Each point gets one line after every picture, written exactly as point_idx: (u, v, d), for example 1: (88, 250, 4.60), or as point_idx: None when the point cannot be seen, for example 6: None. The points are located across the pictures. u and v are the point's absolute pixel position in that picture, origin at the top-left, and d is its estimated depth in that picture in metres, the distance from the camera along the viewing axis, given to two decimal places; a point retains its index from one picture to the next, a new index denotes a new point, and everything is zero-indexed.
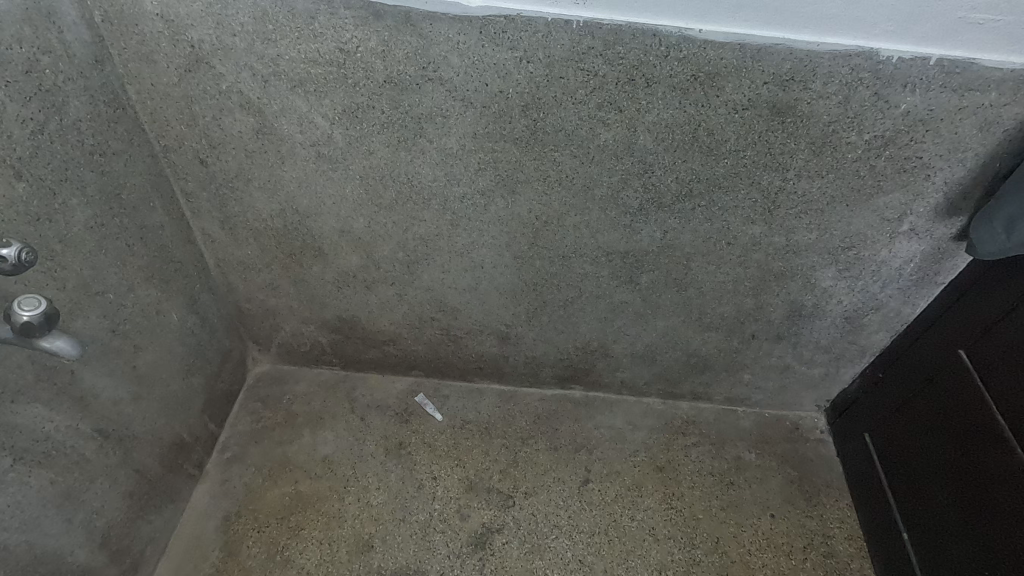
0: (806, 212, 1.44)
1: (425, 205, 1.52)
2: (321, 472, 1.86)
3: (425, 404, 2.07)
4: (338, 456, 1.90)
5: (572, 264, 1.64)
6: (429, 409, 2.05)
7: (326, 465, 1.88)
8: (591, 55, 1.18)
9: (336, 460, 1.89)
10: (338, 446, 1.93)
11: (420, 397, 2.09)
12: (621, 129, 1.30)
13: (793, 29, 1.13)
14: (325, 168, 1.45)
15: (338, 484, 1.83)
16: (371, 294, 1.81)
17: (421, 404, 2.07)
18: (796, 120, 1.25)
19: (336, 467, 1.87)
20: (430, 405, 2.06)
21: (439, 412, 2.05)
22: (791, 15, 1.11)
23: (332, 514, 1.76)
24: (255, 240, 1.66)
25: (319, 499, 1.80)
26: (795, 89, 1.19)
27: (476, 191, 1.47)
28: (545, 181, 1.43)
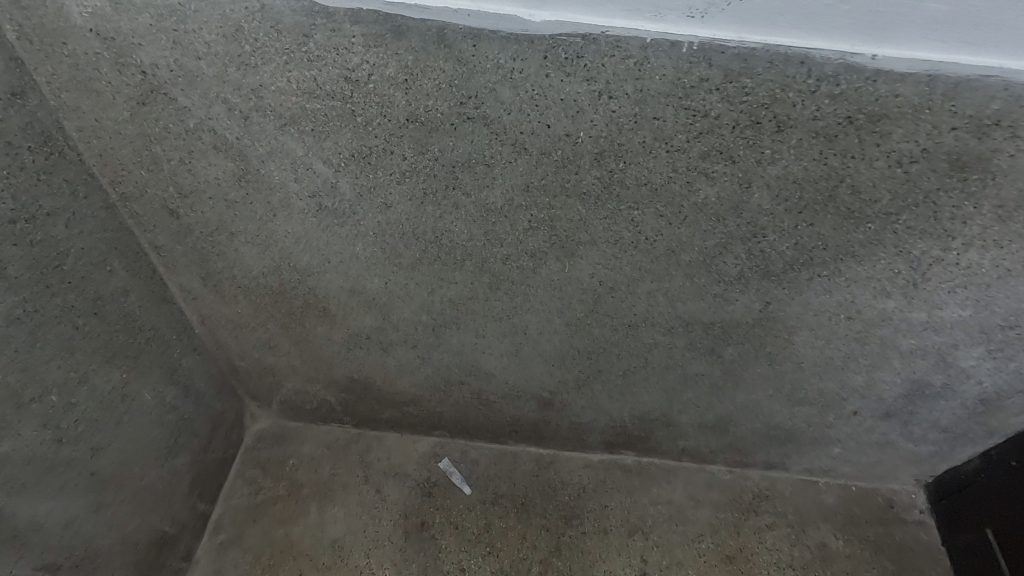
0: (966, 286, 1.07)
1: (458, 266, 1.18)
2: (329, 565, 1.58)
3: (451, 473, 1.77)
4: (349, 544, 1.61)
5: (640, 333, 1.30)
6: (456, 479, 1.75)
7: (335, 554, 1.59)
8: (704, 89, 0.82)
9: (347, 550, 1.61)
10: (349, 530, 1.64)
11: (445, 463, 1.79)
12: (730, 184, 0.95)
13: (1014, 53, 0.76)
14: (329, 222, 1.12)
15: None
16: (387, 356, 1.49)
17: (446, 472, 1.77)
18: (986, 177, 0.88)
19: (346, 559, 1.59)
20: (457, 474, 1.76)
21: (466, 484, 1.75)
22: (1019, 35, 0.74)
23: None
24: (245, 297, 1.35)
25: None
26: (996, 137, 0.83)
27: (523, 253, 1.13)
28: (616, 243, 1.08)
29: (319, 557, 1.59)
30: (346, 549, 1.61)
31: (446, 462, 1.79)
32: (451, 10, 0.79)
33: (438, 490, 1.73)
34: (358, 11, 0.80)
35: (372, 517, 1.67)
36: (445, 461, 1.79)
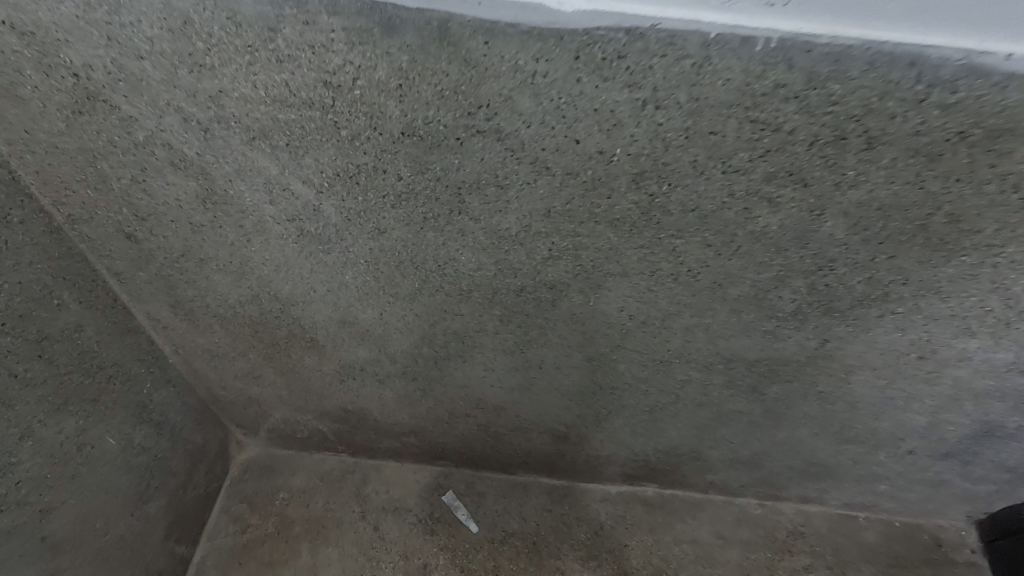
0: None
1: (464, 298, 1.02)
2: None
3: (455, 508, 1.61)
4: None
5: (672, 369, 1.14)
6: (460, 515, 1.60)
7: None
8: (778, 98, 0.64)
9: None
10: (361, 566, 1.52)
11: (448, 497, 1.63)
12: (798, 211, 0.77)
13: None
14: (313, 249, 0.95)
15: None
16: (384, 388, 1.33)
17: (450, 507, 1.62)
18: None
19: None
20: (462, 509, 1.61)
21: (472, 520, 1.59)
22: None
23: None
24: (222, 327, 1.19)
25: None
26: None
27: (541, 284, 0.96)
28: (651, 274, 0.92)
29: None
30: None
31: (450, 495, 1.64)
32: None
33: (441, 527, 1.58)
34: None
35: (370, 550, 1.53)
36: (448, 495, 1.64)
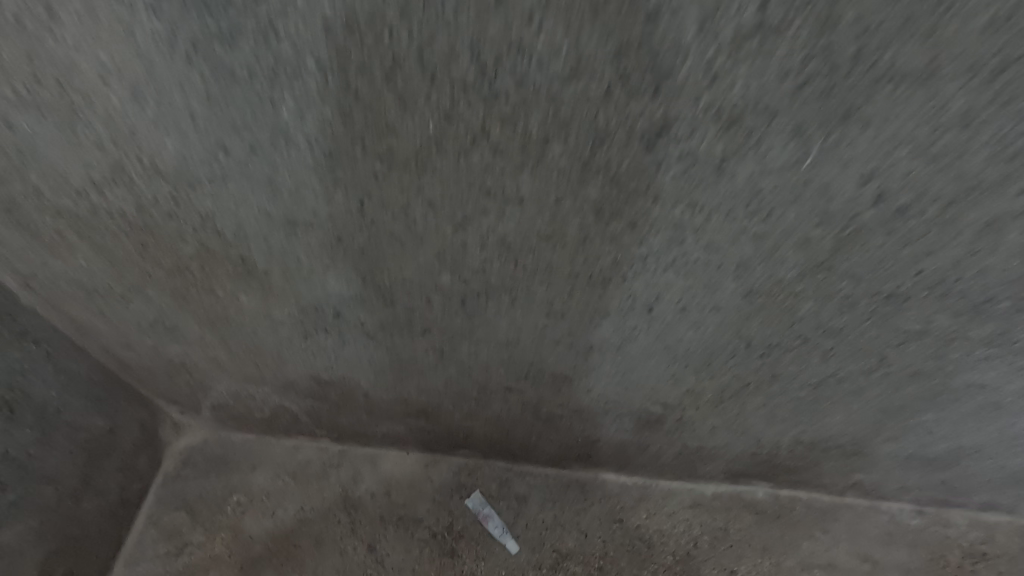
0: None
1: (531, 159, 0.49)
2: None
3: (486, 517, 1.12)
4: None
5: (901, 312, 0.62)
6: (493, 528, 1.11)
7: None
8: None
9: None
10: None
11: (474, 501, 1.14)
12: None
13: None
14: (200, 36, 0.43)
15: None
16: (375, 346, 0.82)
17: (478, 517, 1.12)
18: None
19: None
20: (495, 521, 1.12)
21: (510, 537, 1.10)
22: None
23: None
24: (84, 240, 0.67)
25: None
26: None
27: (707, 111, 0.43)
28: (991, 75, 0.38)
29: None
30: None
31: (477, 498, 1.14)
32: None
33: (468, 547, 1.09)
34: None
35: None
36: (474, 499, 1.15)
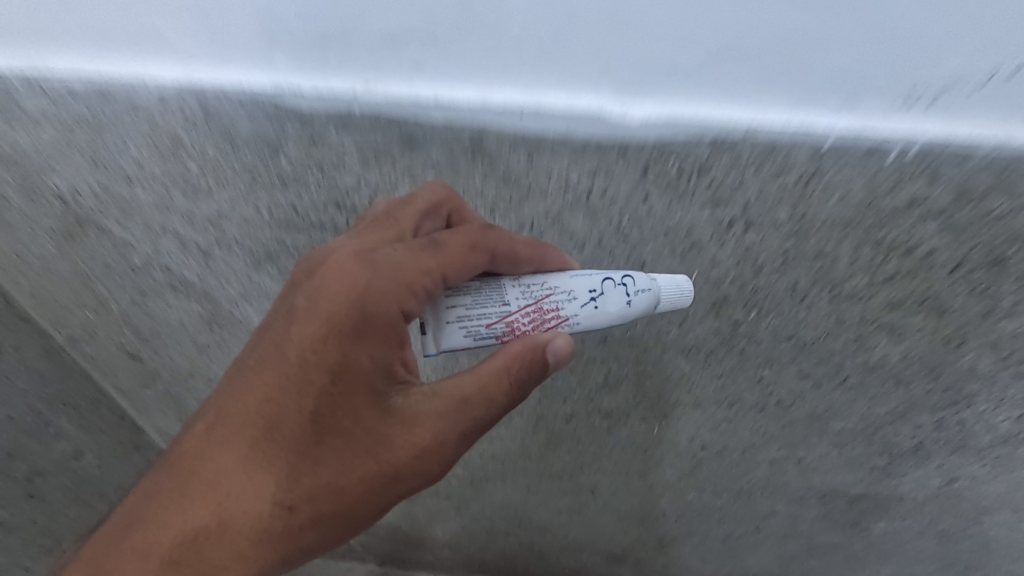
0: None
1: (503, 423, 0.87)
2: (272, 445, 0.56)
3: (556, 322, 0.56)
4: (451, 273, 0.54)
5: (755, 501, 0.93)
6: (623, 287, 0.57)
7: (355, 317, 0.54)
8: (914, 213, 0.48)
9: (413, 311, 0.54)
10: (527, 251, 0.56)
11: (460, 306, 0.55)
12: (928, 340, 0.60)
13: None
14: None
15: (296, 518, 0.56)
16: (413, 504, 1.16)
17: (506, 293, 0.56)
18: None
19: (391, 394, 0.56)
20: (567, 288, 0.56)
21: (647, 276, 0.57)
22: None
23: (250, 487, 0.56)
24: None
25: (257, 435, 0.56)
26: None
27: (595, 411, 0.80)
28: (730, 405, 0.74)
29: (316, 324, 0.54)
30: (409, 315, 0.54)
31: (454, 305, 0.55)
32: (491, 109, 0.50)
33: (523, 335, 0.56)
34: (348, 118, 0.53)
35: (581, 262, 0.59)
36: (459, 308, 0.55)
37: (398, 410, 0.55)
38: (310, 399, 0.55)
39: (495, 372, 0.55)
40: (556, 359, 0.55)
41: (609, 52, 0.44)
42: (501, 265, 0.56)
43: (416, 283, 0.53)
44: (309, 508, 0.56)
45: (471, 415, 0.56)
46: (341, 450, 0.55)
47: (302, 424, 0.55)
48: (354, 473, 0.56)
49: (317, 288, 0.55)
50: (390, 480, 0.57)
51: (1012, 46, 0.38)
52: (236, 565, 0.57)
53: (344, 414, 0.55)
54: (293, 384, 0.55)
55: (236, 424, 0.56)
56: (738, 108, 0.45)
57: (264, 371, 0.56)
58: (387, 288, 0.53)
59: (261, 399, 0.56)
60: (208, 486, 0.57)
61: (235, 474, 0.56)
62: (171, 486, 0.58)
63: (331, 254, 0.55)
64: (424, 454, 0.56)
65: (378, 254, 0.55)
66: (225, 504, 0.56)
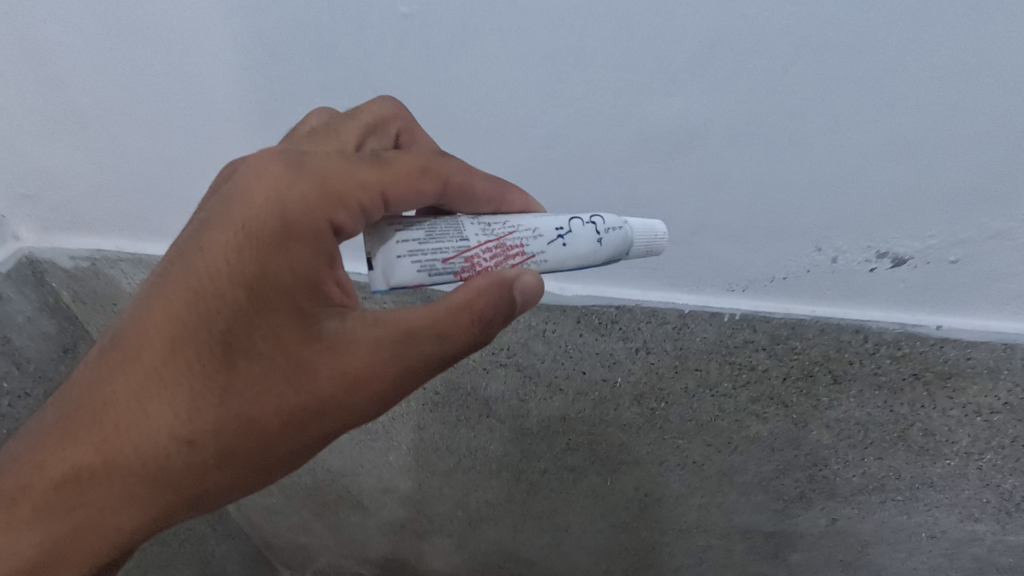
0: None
1: (493, 476, 1.12)
2: (185, 370, 0.57)
3: (520, 259, 0.58)
4: (392, 190, 0.57)
5: (693, 536, 1.17)
6: (592, 225, 0.59)
7: (276, 228, 0.54)
8: (750, 349, 0.76)
9: (343, 223, 0.55)
10: (490, 186, 0.60)
11: (411, 241, 0.56)
12: (784, 423, 0.87)
13: None
14: (362, 438, 1.11)
15: (207, 450, 0.59)
16: (422, 541, 1.38)
17: (465, 229, 0.58)
18: None
19: (317, 320, 0.56)
20: (531, 226, 0.59)
21: (618, 218, 0.61)
22: None
23: (171, 409, 0.57)
24: (278, 489, 1.29)
25: (176, 357, 0.57)
26: None
27: (562, 467, 1.06)
28: (661, 465, 1.00)
29: (238, 238, 0.55)
30: (337, 225, 0.55)
31: (405, 238, 0.56)
32: None
33: (483, 269, 0.57)
34: None
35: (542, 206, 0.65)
36: (411, 242, 0.56)
37: (328, 335, 0.55)
38: (229, 318, 0.56)
39: (456, 311, 0.55)
40: (523, 298, 0.55)
41: None
42: (453, 198, 0.60)
43: (352, 198, 0.55)
44: (217, 438, 0.58)
45: (415, 352, 0.56)
46: (258, 380, 0.56)
47: (223, 338, 0.56)
48: (271, 401, 0.57)
49: (244, 201, 0.55)
50: (317, 407, 0.57)
51: (775, 267, 0.68)
52: (136, 516, 0.62)
53: (263, 336, 0.55)
54: (215, 299, 0.55)
55: (153, 334, 0.57)
56: (628, 290, 0.76)
57: (192, 293, 0.56)
58: (315, 202, 0.54)
59: (182, 310, 0.56)
60: (128, 405, 0.58)
61: (157, 377, 0.57)
62: (82, 419, 0.60)
63: (253, 164, 0.56)
64: (348, 378, 0.56)
65: (307, 161, 0.56)
66: (135, 430, 0.58)
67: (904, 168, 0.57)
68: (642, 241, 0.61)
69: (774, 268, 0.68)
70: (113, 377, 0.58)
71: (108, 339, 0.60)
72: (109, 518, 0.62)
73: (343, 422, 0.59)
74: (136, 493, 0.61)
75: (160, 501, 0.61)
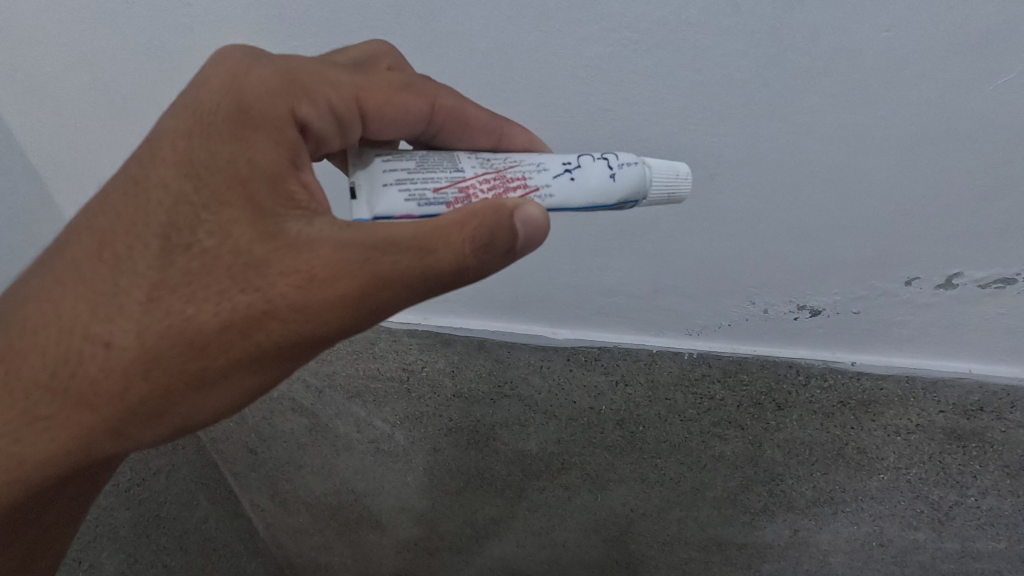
0: (1001, 492, 0.91)
1: (498, 494, 1.28)
2: (121, 262, 0.54)
3: (523, 190, 0.57)
4: (365, 97, 0.61)
5: (676, 551, 1.29)
6: (603, 161, 0.59)
7: (237, 112, 0.54)
8: (707, 380, 0.96)
9: (308, 117, 0.57)
10: (472, 106, 0.66)
11: (401, 170, 0.57)
12: (742, 443, 1.02)
13: (955, 357, 0.84)
14: (384, 460, 1.28)
15: (125, 357, 0.53)
16: (434, 559, 1.51)
17: (461, 162, 0.59)
18: (984, 448, 0.88)
19: (272, 214, 0.52)
20: (536, 162, 0.59)
21: (634, 155, 0.60)
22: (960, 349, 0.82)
23: (100, 309, 0.54)
24: (306, 509, 1.44)
25: (114, 252, 0.54)
26: (983, 417, 0.85)
27: (558, 484, 1.22)
28: (643, 481, 1.15)
29: (197, 127, 0.54)
30: (301, 118, 0.57)
31: (397, 168, 0.57)
32: (489, 328, 1.04)
33: (478, 197, 0.56)
34: (416, 329, 1.08)
35: (546, 149, 0.68)
36: (400, 172, 0.57)
37: (289, 234, 0.51)
38: (173, 210, 0.53)
39: (447, 226, 0.50)
40: (525, 228, 0.52)
41: (543, 315, 1.00)
42: (443, 117, 0.66)
43: (319, 94, 0.58)
44: (138, 343, 0.53)
45: (391, 263, 0.49)
46: (195, 276, 0.52)
47: (167, 229, 0.53)
48: (208, 304, 0.52)
49: (204, 91, 0.55)
50: (258, 310, 0.51)
51: (719, 316, 0.89)
52: (63, 442, 0.57)
53: (209, 229, 0.53)
54: (167, 189, 0.54)
55: (95, 228, 0.55)
56: (608, 334, 0.98)
57: (141, 186, 0.55)
58: (279, 89, 0.56)
59: (128, 202, 0.55)
60: (63, 307, 0.55)
61: (91, 274, 0.54)
62: (15, 322, 0.57)
63: (218, 59, 0.57)
64: (293, 272, 0.50)
65: (275, 57, 0.58)
66: (70, 335, 0.55)
67: (807, 245, 0.77)
68: (659, 180, 0.60)
69: (719, 317, 0.90)
70: (51, 279, 0.56)
71: (55, 244, 0.59)
72: (15, 439, 0.58)
73: (285, 341, 0.52)
74: (49, 411, 0.56)
75: (69, 425, 0.56)
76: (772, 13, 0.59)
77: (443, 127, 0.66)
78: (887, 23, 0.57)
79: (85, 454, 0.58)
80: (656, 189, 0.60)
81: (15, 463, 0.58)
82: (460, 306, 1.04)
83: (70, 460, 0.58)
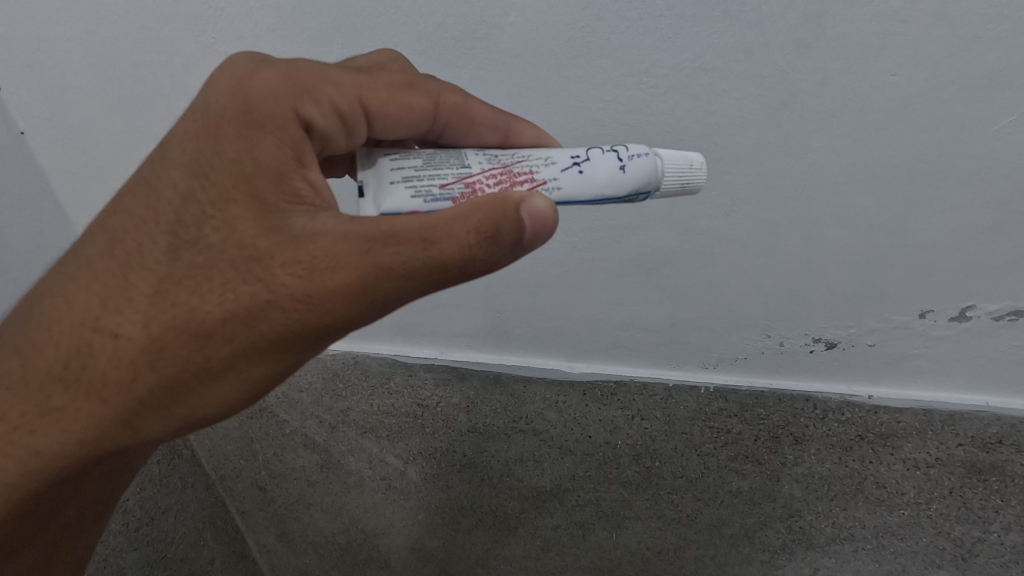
0: None
1: (510, 533, 1.25)
2: (131, 258, 0.55)
3: (530, 183, 0.58)
4: (368, 96, 0.62)
5: None
6: (614, 153, 0.59)
7: (242, 113, 0.55)
8: (723, 415, 0.96)
9: (311, 117, 0.57)
10: (477, 105, 0.68)
11: (408, 168, 0.58)
12: (760, 479, 1.01)
13: (969, 388, 0.85)
14: (395, 497, 1.26)
15: (132, 348, 0.54)
16: None
17: (468, 159, 0.60)
18: (1006, 483, 0.87)
19: (275, 210, 0.52)
20: (544, 156, 0.60)
21: (644, 148, 0.61)
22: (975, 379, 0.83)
23: (110, 302, 0.55)
24: (314, 550, 1.41)
25: (125, 246, 0.55)
26: (1002, 450, 0.85)
27: (572, 522, 1.19)
28: (659, 518, 1.12)
29: (205, 129, 0.56)
30: (304, 118, 0.57)
31: (405, 167, 0.58)
32: (505, 362, 1.05)
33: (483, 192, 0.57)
34: (432, 364, 1.09)
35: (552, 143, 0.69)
36: (407, 170, 0.58)
37: (292, 229, 0.52)
38: (182, 207, 0.55)
39: (450, 219, 0.50)
40: (532, 223, 0.50)
41: (559, 350, 1.01)
42: (448, 116, 0.68)
43: (322, 94, 0.58)
44: (145, 334, 0.53)
45: (393, 255, 0.50)
46: (201, 270, 0.53)
47: (174, 225, 0.54)
48: (212, 295, 0.52)
49: (211, 94, 0.56)
50: (260, 302, 0.52)
51: (736, 349, 0.90)
52: (68, 436, 0.57)
53: (215, 225, 0.53)
54: (174, 186, 0.55)
55: (109, 225, 0.57)
56: (624, 367, 0.99)
57: (152, 185, 0.56)
58: (282, 90, 0.56)
59: (139, 201, 0.56)
60: (74, 301, 0.56)
61: (102, 269, 0.56)
62: (30, 320, 0.58)
63: (224, 65, 0.58)
64: (297, 265, 0.51)
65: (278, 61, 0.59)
66: (80, 329, 0.55)
67: (822, 277, 0.78)
68: (672, 169, 0.61)
69: (736, 350, 0.91)
70: (67, 275, 0.57)
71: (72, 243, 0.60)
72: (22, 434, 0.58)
73: (287, 334, 0.53)
74: (57, 404, 0.57)
75: (77, 418, 0.56)
76: (783, 59, 0.62)
77: (448, 125, 0.68)
78: (893, 68, 0.60)
79: (97, 448, 0.58)
80: (668, 179, 0.61)
81: (23, 459, 0.58)
82: (476, 341, 1.06)
83: (79, 453, 0.58)
